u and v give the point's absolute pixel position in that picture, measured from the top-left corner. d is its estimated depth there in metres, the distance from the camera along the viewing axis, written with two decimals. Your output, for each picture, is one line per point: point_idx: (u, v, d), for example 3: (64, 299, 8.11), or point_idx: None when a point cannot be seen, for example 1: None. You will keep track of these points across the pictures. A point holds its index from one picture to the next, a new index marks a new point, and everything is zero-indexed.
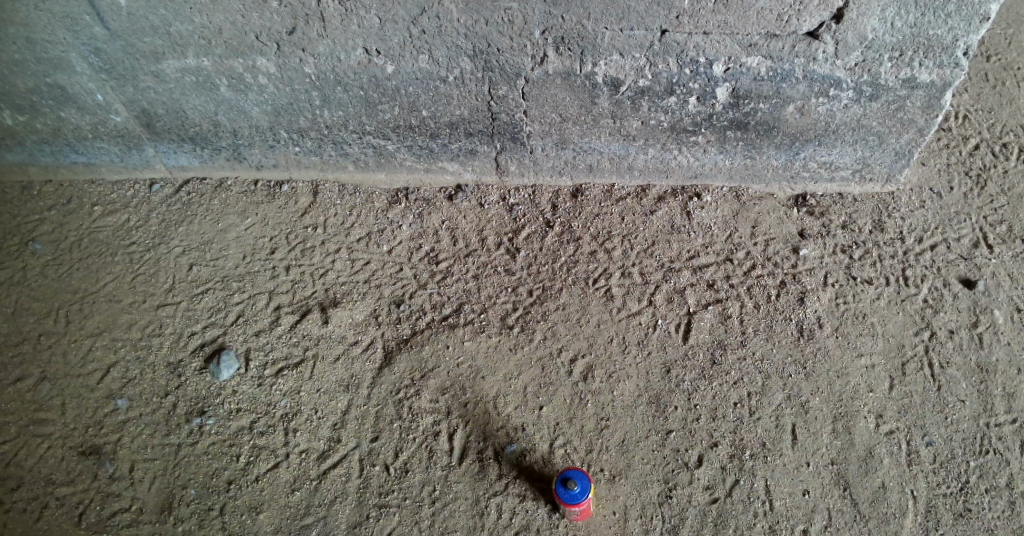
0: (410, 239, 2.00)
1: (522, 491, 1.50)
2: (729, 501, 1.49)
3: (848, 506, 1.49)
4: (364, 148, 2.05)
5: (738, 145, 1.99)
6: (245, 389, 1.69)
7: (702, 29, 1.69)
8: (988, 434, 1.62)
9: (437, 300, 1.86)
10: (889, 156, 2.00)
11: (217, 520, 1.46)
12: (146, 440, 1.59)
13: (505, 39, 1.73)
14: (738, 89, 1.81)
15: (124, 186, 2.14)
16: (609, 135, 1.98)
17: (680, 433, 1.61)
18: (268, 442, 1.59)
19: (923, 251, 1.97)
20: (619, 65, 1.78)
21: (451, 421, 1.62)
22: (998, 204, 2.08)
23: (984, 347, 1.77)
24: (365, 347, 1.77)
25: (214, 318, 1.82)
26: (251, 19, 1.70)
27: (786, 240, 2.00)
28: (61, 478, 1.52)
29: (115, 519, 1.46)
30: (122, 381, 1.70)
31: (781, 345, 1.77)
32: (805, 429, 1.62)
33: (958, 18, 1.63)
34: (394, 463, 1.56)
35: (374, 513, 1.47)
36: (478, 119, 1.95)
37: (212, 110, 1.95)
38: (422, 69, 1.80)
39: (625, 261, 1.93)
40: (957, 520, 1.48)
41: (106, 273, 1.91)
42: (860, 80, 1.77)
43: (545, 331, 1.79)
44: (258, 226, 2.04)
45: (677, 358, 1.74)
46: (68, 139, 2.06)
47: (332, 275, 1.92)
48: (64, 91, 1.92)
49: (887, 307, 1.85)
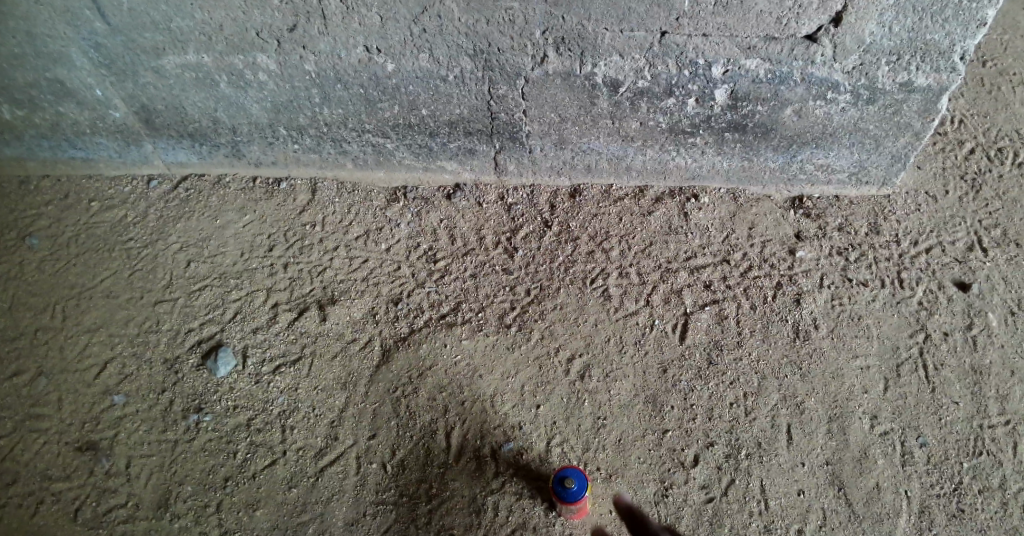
0: (408, 238, 2.00)
1: (519, 489, 1.51)
2: (725, 500, 1.50)
3: (843, 506, 1.51)
4: (363, 146, 2.06)
5: (736, 147, 2.00)
6: (242, 386, 1.69)
7: (701, 31, 1.70)
8: (981, 436, 1.63)
9: (436, 298, 1.86)
10: (885, 159, 2.02)
11: (213, 517, 1.46)
12: (142, 436, 1.59)
13: (506, 39, 1.74)
14: (737, 91, 1.82)
15: (123, 182, 2.13)
16: (608, 135, 1.99)
17: (677, 432, 1.62)
18: (266, 439, 1.59)
19: (918, 254, 1.98)
20: (618, 66, 1.79)
21: (449, 419, 1.62)
22: (993, 208, 2.10)
23: (978, 350, 1.79)
24: (363, 345, 1.77)
25: (212, 315, 1.82)
26: (253, 16, 1.70)
27: (783, 242, 2.01)
28: (57, 473, 1.52)
29: (111, 515, 1.46)
30: (119, 377, 1.69)
31: (777, 346, 1.78)
32: (800, 429, 1.63)
33: (955, 23, 1.64)
34: (391, 460, 1.56)
35: (371, 510, 1.48)
36: (478, 118, 1.95)
37: (212, 107, 1.96)
38: (423, 67, 1.81)
39: (623, 261, 1.94)
40: (951, 520, 1.50)
41: (104, 269, 1.91)
42: (858, 83, 1.78)
43: (542, 330, 1.79)
44: (256, 223, 2.04)
45: (674, 358, 1.75)
46: (66, 134, 2.05)
47: (331, 272, 1.92)
48: (63, 86, 1.91)
49: (883, 309, 1.86)
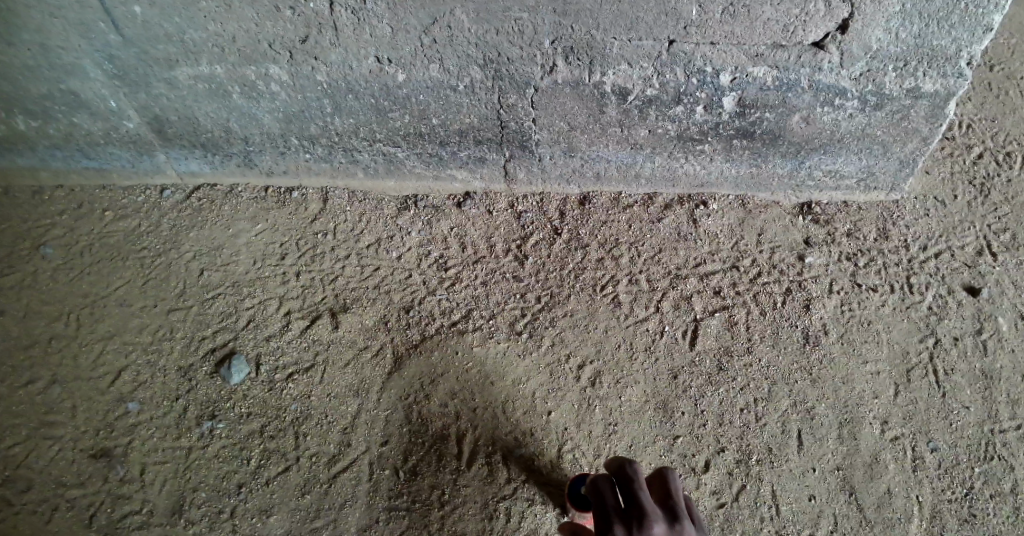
0: (419, 245, 2.02)
1: (531, 495, 1.53)
2: (736, 505, 1.52)
3: (854, 511, 1.52)
4: (374, 155, 2.08)
5: (744, 154, 2.01)
6: (256, 393, 1.70)
7: (709, 39, 1.71)
8: (992, 441, 1.64)
9: (446, 305, 1.87)
10: (893, 165, 2.02)
11: (227, 523, 1.48)
12: (156, 443, 1.61)
13: (516, 49, 1.76)
14: (744, 98, 1.83)
15: (135, 192, 2.15)
16: (617, 144, 2.00)
17: (688, 438, 1.63)
18: (279, 446, 1.61)
19: (927, 259, 1.98)
20: (627, 75, 1.80)
21: (461, 426, 1.64)
22: (1002, 213, 2.10)
23: (988, 354, 1.79)
24: (375, 353, 1.78)
25: (225, 323, 1.84)
26: (265, 28, 1.73)
27: (791, 248, 2.01)
28: (72, 480, 1.54)
29: (125, 522, 1.48)
30: (133, 385, 1.71)
31: (787, 352, 1.79)
32: (811, 434, 1.64)
33: (962, 28, 1.64)
34: (404, 467, 1.58)
35: (384, 516, 1.50)
36: (488, 127, 1.97)
37: (224, 117, 1.98)
38: (433, 77, 1.83)
39: (633, 267, 1.95)
40: (962, 525, 1.51)
41: (117, 278, 1.93)
42: (865, 89, 1.79)
43: (553, 337, 1.80)
44: (269, 232, 2.05)
45: (685, 364, 1.76)
46: (79, 144, 2.07)
47: (342, 280, 1.94)
48: (77, 97, 1.94)
49: (892, 314, 1.87)
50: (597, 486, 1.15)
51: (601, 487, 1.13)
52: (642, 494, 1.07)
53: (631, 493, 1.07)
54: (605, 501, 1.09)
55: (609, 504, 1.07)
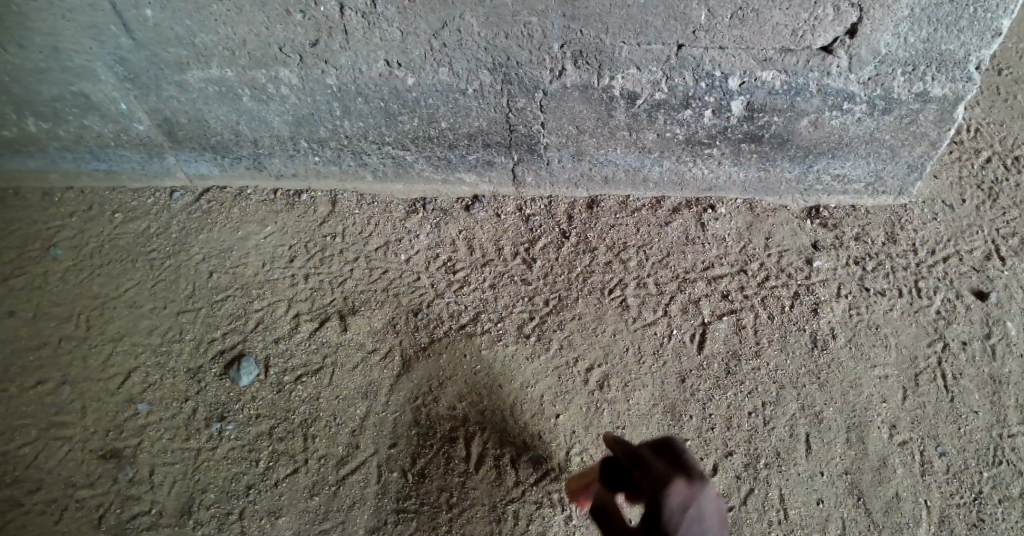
0: (427, 248, 2.02)
1: (539, 498, 1.53)
2: (743, 509, 1.52)
3: (862, 516, 1.52)
4: (383, 158, 2.09)
5: (752, 158, 2.01)
6: (265, 395, 1.71)
7: (717, 44, 1.71)
8: (1001, 445, 1.64)
9: (455, 308, 1.88)
10: (902, 169, 2.02)
11: (236, 524, 1.49)
12: (166, 444, 1.62)
13: (525, 53, 1.76)
14: (753, 103, 1.84)
15: (145, 194, 2.17)
16: (625, 147, 2.01)
17: (696, 442, 1.63)
18: (287, 447, 1.62)
19: (935, 263, 1.98)
20: (635, 79, 1.81)
21: (469, 428, 1.64)
22: (1011, 217, 2.10)
23: (997, 359, 1.79)
24: (384, 355, 1.79)
25: (235, 325, 1.85)
26: (276, 31, 1.74)
27: (800, 252, 2.01)
28: (82, 481, 1.55)
29: (135, 522, 1.49)
30: (143, 386, 1.72)
31: (795, 356, 1.79)
32: (819, 438, 1.64)
33: (971, 33, 1.64)
34: (412, 469, 1.58)
35: (393, 518, 1.50)
36: (496, 130, 1.98)
37: (234, 120, 1.99)
38: (442, 81, 1.83)
39: (641, 271, 1.95)
40: (971, 530, 1.51)
41: (127, 279, 1.95)
42: (874, 94, 1.79)
43: (561, 340, 1.81)
44: (278, 234, 2.06)
45: (693, 368, 1.76)
46: (90, 146, 2.09)
47: (351, 283, 1.94)
48: (88, 99, 1.95)
49: (901, 318, 1.86)
50: (625, 455, 1.02)
51: (634, 452, 1.01)
52: (683, 449, 1.00)
53: (676, 459, 0.97)
54: (649, 466, 0.96)
55: (657, 469, 0.95)
